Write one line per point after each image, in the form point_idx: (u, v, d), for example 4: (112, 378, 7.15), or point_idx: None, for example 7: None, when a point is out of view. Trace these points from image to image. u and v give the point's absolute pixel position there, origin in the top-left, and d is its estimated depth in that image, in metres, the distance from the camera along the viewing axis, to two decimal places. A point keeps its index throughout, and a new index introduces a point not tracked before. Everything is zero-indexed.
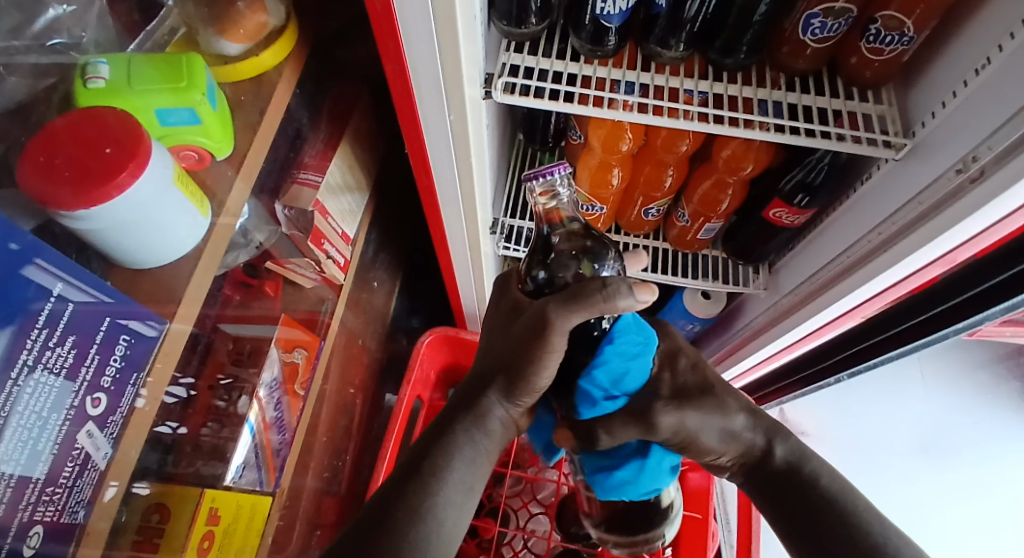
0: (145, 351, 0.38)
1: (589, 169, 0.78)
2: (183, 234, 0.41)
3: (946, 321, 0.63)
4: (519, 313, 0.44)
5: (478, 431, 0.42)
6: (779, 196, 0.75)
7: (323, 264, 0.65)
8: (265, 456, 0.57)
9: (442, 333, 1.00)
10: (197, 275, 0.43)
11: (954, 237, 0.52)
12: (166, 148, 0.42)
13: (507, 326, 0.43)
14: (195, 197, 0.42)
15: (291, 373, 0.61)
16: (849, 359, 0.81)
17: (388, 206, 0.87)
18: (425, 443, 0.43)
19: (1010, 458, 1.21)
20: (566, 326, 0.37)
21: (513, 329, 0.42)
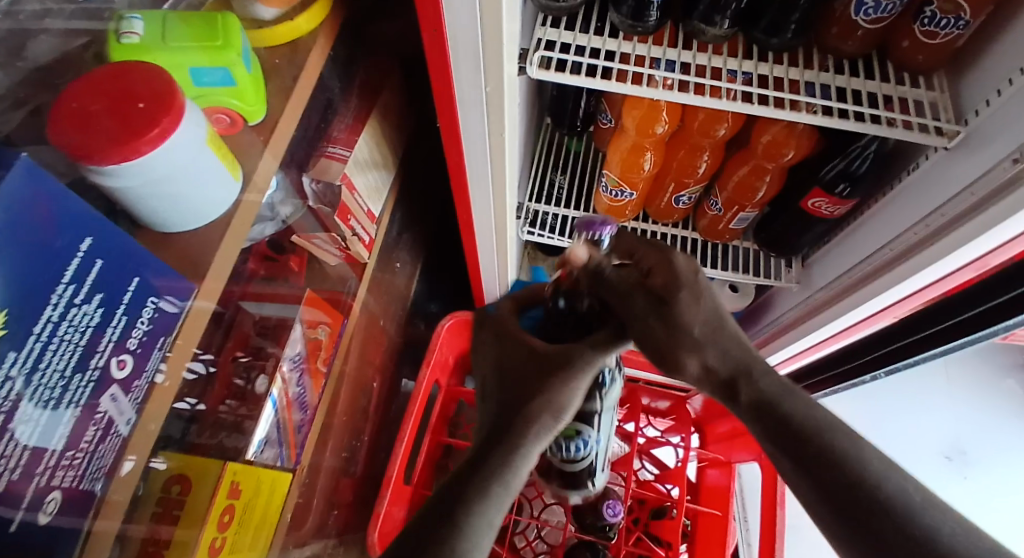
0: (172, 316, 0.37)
1: (620, 152, 0.75)
2: (211, 200, 0.40)
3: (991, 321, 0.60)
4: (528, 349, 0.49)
5: (507, 477, 0.42)
6: (819, 185, 0.72)
7: (348, 240, 0.64)
8: (286, 431, 0.57)
9: (462, 317, 0.97)
10: (222, 248, 0.42)
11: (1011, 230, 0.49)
12: (199, 109, 0.41)
13: (520, 359, 0.49)
14: (227, 162, 0.41)
15: (314, 349, 0.60)
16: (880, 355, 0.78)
17: (414, 186, 0.85)
18: (452, 493, 0.40)
19: None
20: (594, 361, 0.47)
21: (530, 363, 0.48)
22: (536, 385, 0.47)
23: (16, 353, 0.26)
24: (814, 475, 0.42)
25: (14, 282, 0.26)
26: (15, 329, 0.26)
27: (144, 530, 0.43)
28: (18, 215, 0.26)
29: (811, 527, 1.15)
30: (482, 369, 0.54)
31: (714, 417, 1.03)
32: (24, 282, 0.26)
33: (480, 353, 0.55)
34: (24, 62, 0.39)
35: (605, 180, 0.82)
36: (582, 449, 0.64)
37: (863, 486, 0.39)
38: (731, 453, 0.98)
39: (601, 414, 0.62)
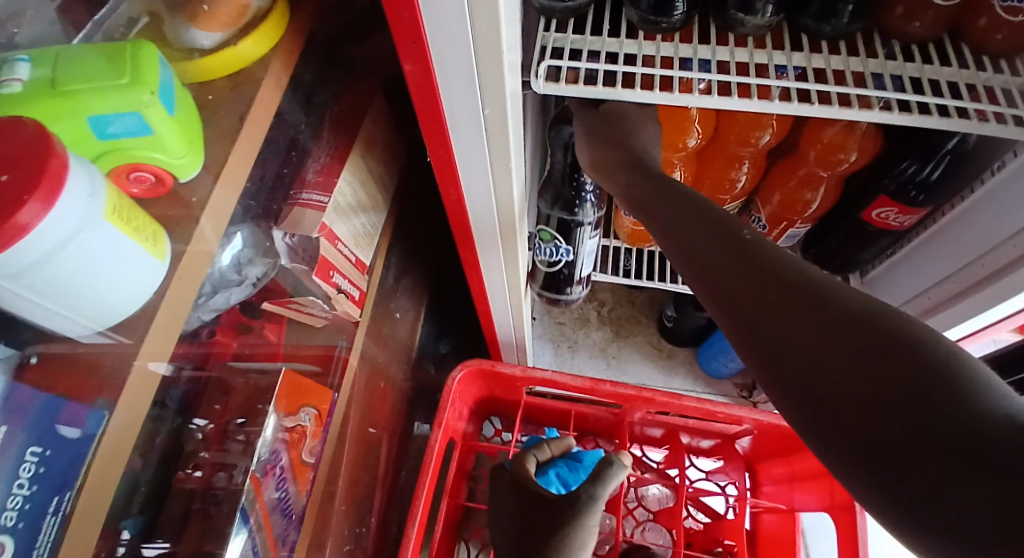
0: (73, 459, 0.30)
1: None
2: (127, 292, 0.31)
3: None
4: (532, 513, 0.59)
5: None
6: (884, 193, 0.61)
7: (333, 301, 0.54)
8: (266, 549, 0.45)
9: (476, 366, 0.86)
10: (168, 298, 0.34)
11: None
12: (109, 167, 0.32)
13: (523, 509, 0.60)
14: (148, 239, 0.32)
15: (297, 440, 0.49)
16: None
17: (410, 223, 0.75)
18: None
19: None
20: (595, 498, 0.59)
21: (535, 510, 0.59)
22: (544, 531, 0.58)
23: None
24: (786, 328, 0.27)
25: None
26: None
27: None
28: None
29: None
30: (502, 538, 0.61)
31: (767, 457, 0.91)
32: None
33: (497, 528, 0.63)
34: None
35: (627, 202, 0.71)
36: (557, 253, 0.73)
37: (882, 359, 0.24)
38: (792, 499, 0.86)
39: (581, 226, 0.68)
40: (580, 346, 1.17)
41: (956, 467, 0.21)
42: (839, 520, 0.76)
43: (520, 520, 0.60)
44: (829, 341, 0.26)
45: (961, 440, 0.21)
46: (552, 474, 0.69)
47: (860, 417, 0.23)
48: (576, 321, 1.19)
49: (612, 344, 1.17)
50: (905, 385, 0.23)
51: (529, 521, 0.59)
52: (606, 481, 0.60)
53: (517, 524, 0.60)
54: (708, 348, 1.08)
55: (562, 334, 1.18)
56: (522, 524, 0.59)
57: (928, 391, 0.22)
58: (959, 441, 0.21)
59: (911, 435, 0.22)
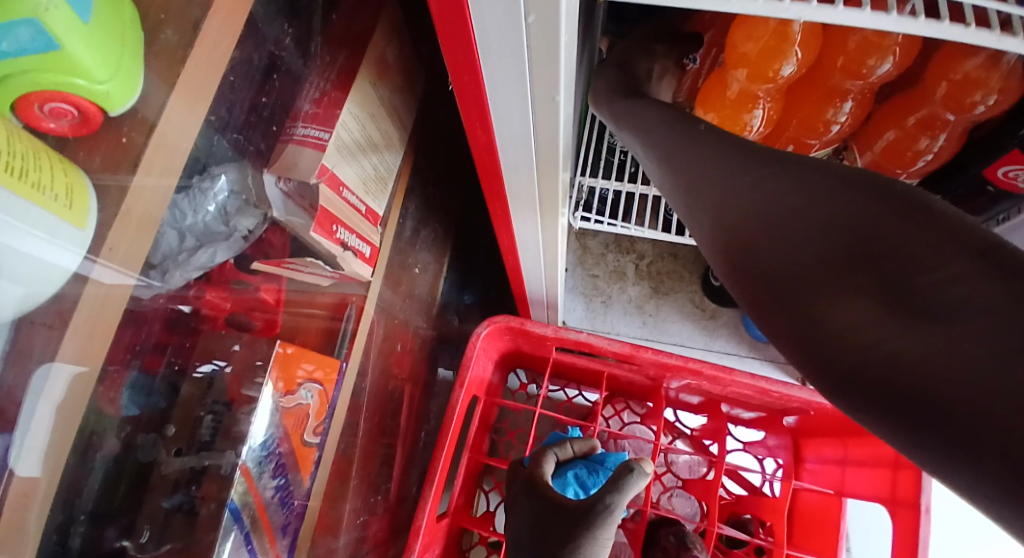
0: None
1: (714, 107, 0.52)
2: (40, 262, 0.26)
3: None
4: (554, 505, 0.55)
5: None
6: (1016, 147, 0.47)
7: (340, 259, 0.46)
8: (266, 542, 0.40)
9: (502, 323, 0.77)
10: (111, 237, 0.29)
11: None
12: (27, 96, 0.25)
13: (541, 501, 0.56)
14: (59, 199, 0.26)
15: (298, 422, 0.42)
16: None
17: (431, 163, 0.65)
18: None
19: None
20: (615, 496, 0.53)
21: (551, 505, 0.55)
22: (561, 526, 0.53)
23: None
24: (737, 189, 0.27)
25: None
26: None
27: None
28: None
29: None
30: (515, 528, 0.58)
31: (816, 435, 0.83)
32: None
33: (513, 514, 0.60)
34: None
35: None
36: None
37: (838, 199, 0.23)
38: (841, 483, 0.78)
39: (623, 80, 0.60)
40: (615, 302, 1.09)
41: (896, 319, 0.20)
42: (900, 519, 0.68)
43: (539, 509, 0.56)
44: (773, 191, 0.25)
45: (887, 264, 0.20)
46: (571, 476, 0.68)
47: (787, 261, 0.24)
48: (611, 274, 1.10)
49: (650, 301, 1.08)
50: (849, 229, 0.22)
51: (548, 514, 0.54)
52: (624, 488, 0.54)
53: (535, 521, 0.55)
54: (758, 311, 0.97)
55: (596, 288, 1.10)
56: (540, 511, 0.56)
57: (887, 230, 0.21)
58: (897, 285, 0.20)
59: (838, 266, 0.22)
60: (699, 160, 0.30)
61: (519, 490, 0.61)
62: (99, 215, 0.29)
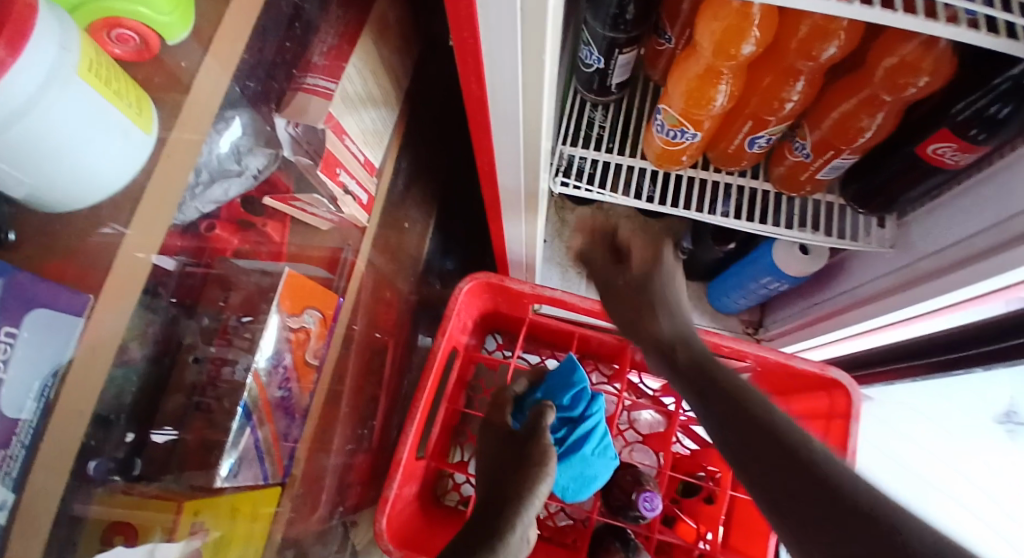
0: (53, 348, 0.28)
1: (686, 82, 0.58)
2: (112, 163, 0.30)
3: None
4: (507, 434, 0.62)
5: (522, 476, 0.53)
6: (947, 126, 0.55)
7: (340, 201, 0.50)
8: (271, 444, 0.45)
9: (483, 280, 0.83)
10: (138, 216, 0.33)
11: None
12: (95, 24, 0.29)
13: (501, 434, 0.63)
14: (131, 106, 0.30)
15: (302, 343, 0.47)
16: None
17: (423, 123, 0.70)
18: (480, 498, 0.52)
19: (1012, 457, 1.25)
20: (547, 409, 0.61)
21: (508, 435, 0.62)
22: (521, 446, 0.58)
23: None
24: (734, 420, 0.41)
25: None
26: None
27: None
28: None
29: None
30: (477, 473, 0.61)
31: None
32: None
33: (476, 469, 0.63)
34: None
35: (659, 118, 0.65)
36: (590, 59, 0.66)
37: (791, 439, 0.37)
38: None
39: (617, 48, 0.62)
40: (588, 273, 1.15)
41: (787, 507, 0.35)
42: None
43: (500, 441, 0.62)
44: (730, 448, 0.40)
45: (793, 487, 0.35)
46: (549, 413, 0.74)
47: (751, 461, 0.38)
48: None
49: None
50: (777, 457, 0.36)
51: (506, 447, 0.60)
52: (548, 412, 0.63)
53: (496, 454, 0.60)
54: (719, 283, 1.05)
55: (571, 260, 1.16)
56: (500, 442, 0.62)
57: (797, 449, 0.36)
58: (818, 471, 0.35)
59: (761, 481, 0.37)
60: (710, 392, 0.45)
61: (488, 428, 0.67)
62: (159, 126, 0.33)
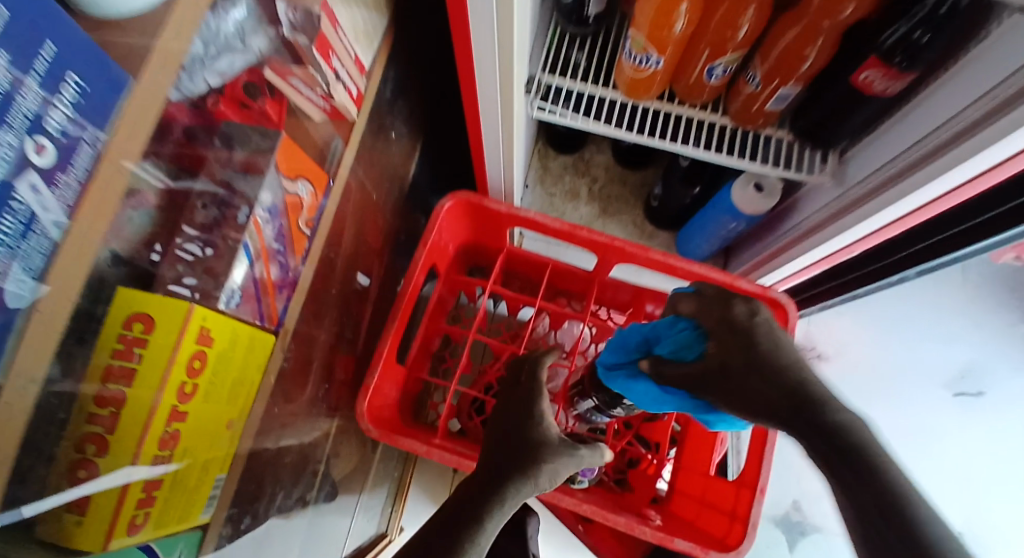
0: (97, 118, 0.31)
1: (650, 7, 0.64)
2: None
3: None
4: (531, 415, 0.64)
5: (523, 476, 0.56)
6: (878, 53, 0.63)
7: (331, 86, 0.56)
8: (265, 289, 0.53)
9: (464, 199, 0.90)
10: (157, 57, 0.34)
11: None
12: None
13: (524, 412, 0.65)
14: None
15: (294, 207, 0.55)
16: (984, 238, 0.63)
17: (412, 44, 0.75)
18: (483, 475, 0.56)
19: (968, 420, 1.31)
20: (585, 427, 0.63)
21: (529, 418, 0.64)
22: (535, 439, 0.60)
23: None
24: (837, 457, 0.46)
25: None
26: None
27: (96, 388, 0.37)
28: None
29: None
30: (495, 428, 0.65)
31: None
32: None
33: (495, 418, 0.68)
34: None
35: (627, 46, 0.71)
36: None
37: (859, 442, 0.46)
38: None
39: None
40: (567, 218, 1.22)
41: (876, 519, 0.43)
42: None
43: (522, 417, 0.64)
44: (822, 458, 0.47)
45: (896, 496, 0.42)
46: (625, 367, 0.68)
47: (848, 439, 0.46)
48: (567, 194, 1.23)
49: (598, 220, 1.22)
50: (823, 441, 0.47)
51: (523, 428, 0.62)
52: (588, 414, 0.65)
53: (503, 468, 0.56)
54: (686, 230, 1.12)
55: (551, 205, 1.23)
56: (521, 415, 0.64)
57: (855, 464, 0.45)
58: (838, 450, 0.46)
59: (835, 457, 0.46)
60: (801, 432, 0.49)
61: (509, 469, 0.56)
62: None
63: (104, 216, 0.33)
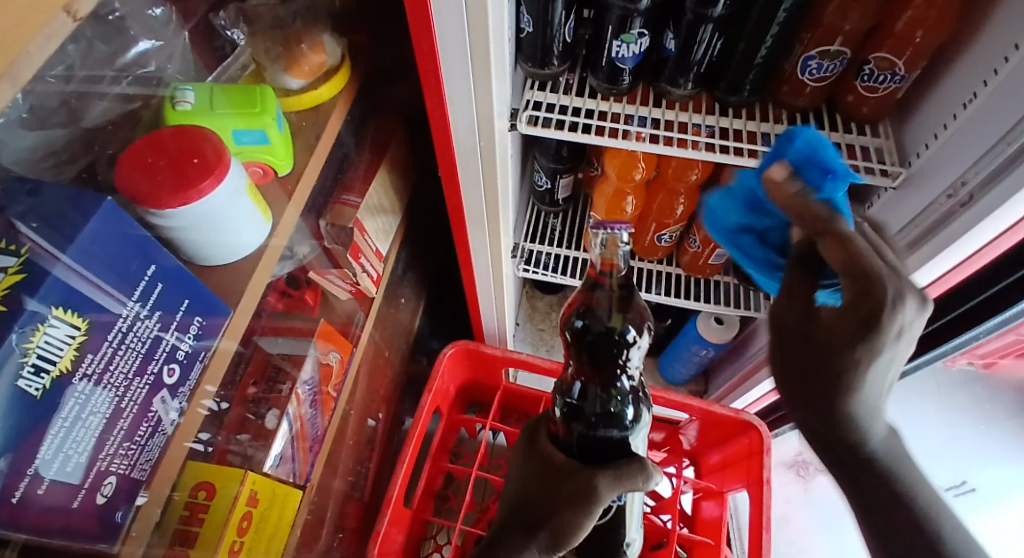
0: (209, 336, 0.45)
1: (604, 197, 0.83)
2: (250, 235, 0.49)
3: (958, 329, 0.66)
4: (551, 468, 0.53)
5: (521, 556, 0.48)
6: None
7: (358, 276, 0.70)
8: (299, 449, 0.63)
9: (464, 346, 1.03)
10: (251, 286, 0.50)
11: (914, 283, 0.60)
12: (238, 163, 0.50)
13: (534, 464, 0.55)
14: (262, 204, 0.50)
15: (327, 375, 0.67)
16: (916, 351, 0.74)
17: (418, 226, 0.93)
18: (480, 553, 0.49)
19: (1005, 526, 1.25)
20: (609, 486, 0.49)
21: (544, 475, 0.54)
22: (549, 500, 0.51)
23: (89, 375, 0.34)
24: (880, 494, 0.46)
25: (99, 290, 0.34)
26: (97, 362, 0.34)
27: (164, 549, 0.46)
28: (103, 257, 0.35)
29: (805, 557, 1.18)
30: (509, 478, 0.58)
31: (706, 447, 1.07)
32: (90, 330, 0.33)
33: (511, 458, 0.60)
34: (82, 123, 0.48)
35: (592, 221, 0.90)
36: (542, 181, 0.91)
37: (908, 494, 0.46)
38: (721, 484, 1.01)
39: (563, 177, 0.89)
40: (557, 350, 1.33)
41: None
42: (752, 493, 0.91)
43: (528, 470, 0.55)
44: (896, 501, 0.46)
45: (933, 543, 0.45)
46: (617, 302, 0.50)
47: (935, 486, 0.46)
48: (554, 329, 1.36)
49: None
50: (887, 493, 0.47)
51: (535, 485, 0.53)
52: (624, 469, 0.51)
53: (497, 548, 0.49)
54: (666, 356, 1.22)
55: (541, 340, 1.35)
56: (530, 463, 0.56)
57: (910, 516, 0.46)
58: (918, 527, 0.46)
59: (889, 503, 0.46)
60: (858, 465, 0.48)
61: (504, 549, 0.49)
62: (275, 217, 0.53)
63: (200, 409, 0.46)
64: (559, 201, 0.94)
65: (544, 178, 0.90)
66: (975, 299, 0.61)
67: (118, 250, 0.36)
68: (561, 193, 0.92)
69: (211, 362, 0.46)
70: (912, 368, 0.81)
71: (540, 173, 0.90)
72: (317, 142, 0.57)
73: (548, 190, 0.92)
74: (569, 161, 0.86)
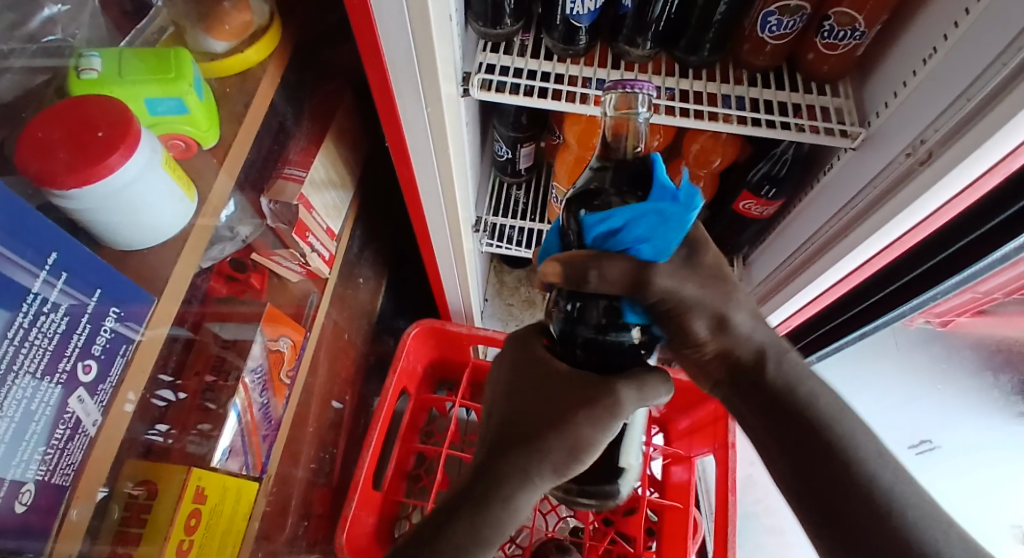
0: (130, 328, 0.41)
1: (565, 165, 0.80)
2: (172, 215, 0.45)
3: (917, 288, 0.67)
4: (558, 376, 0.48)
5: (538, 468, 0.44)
6: (747, 188, 0.79)
7: (307, 256, 0.66)
8: (251, 440, 0.59)
9: (428, 325, 1.00)
10: (177, 273, 0.46)
11: (872, 245, 0.60)
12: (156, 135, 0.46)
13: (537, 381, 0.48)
14: (183, 180, 0.46)
15: (277, 361, 0.63)
16: (878, 310, 0.74)
17: (373, 202, 0.89)
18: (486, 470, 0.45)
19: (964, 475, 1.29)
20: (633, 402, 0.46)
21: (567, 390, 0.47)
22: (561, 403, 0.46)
23: None
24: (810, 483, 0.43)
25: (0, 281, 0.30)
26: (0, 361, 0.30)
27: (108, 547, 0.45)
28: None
29: (769, 514, 1.22)
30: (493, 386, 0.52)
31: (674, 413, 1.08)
32: None
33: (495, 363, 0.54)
34: None
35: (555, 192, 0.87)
36: (501, 150, 0.87)
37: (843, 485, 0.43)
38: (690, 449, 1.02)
39: (523, 145, 0.85)
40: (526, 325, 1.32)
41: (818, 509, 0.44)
42: (718, 457, 0.92)
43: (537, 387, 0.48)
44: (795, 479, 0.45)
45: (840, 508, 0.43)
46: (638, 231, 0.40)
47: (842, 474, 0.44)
48: (523, 303, 1.34)
49: None
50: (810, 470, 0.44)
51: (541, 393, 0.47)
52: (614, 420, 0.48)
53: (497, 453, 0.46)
54: None
55: (510, 315, 1.33)
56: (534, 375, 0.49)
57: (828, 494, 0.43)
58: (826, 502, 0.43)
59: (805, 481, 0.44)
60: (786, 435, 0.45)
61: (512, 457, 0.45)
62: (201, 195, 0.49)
63: (128, 408, 0.42)
64: (519, 170, 0.91)
65: (503, 147, 0.86)
66: (932, 259, 0.61)
67: (18, 234, 0.32)
68: (521, 162, 0.88)
69: (134, 356, 0.42)
70: (871, 328, 0.82)
71: (499, 143, 0.87)
72: (248, 112, 0.52)
73: (510, 160, 0.88)
74: (528, 128, 0.83)
